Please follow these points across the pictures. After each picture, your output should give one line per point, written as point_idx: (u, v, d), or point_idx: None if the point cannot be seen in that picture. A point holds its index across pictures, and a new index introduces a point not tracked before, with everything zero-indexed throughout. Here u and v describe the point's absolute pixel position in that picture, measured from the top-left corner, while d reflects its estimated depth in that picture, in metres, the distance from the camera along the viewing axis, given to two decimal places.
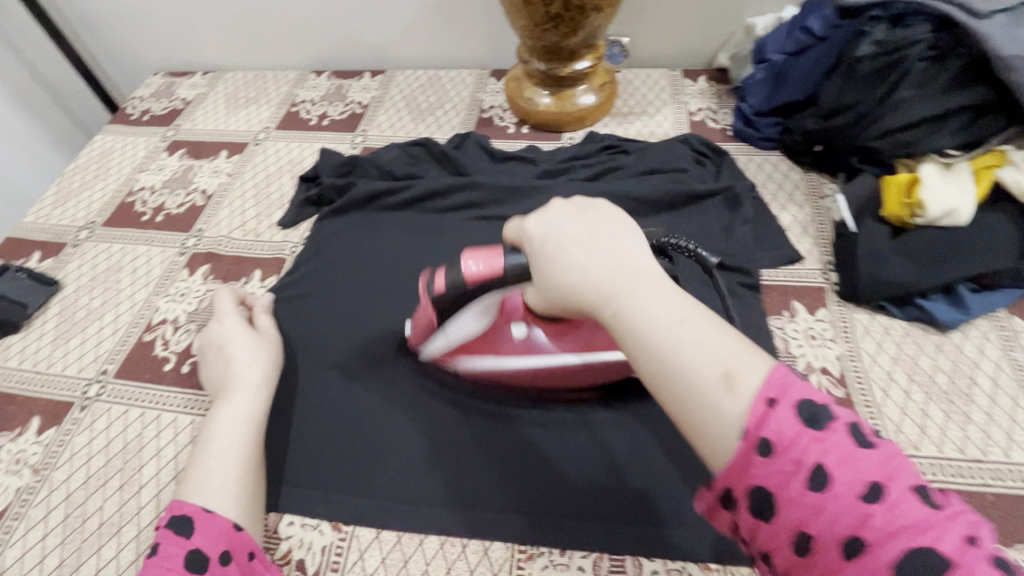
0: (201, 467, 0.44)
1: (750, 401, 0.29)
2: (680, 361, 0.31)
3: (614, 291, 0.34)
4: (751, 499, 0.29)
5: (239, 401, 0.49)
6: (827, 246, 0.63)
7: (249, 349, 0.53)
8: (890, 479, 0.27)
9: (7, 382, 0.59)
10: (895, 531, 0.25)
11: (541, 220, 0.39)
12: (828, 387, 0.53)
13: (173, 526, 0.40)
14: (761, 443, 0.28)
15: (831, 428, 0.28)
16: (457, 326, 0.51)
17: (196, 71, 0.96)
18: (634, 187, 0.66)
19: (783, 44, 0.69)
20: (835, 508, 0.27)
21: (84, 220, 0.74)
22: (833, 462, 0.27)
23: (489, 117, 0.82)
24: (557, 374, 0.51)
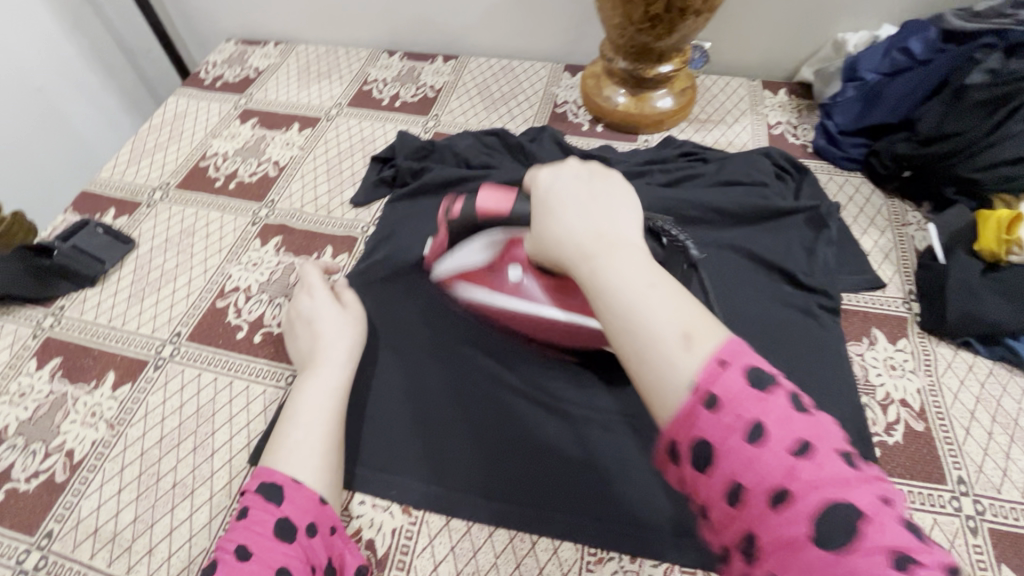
0: (290, 437, 0.46)
1: (705, 360, 0.29)
2: (640, 320, 0.31)
3: (597, 250, 0.35)
4: (690, 450, 0.29)
5: (326, 375, 0.51)
6: (909, 274, 0.61)
7: (336, 326, 0.54)
8: (821, 439, 0.27)
9: (83, 335, 0.60)
10: (818, 484, 0.26)
11: (551, 176, 0.41)
12: (908, 420, 0.51)
13: (262, 492, 0.43)
14: (706, 394, 0.28)
15: (774, 390, 0.29)
16: (466, 253, 0.56)
17: (268, 41, 0.96)
18: (713, 198, 0.65)
19: (879, 63, 0.67)
20: (767, 459, 0.27)
21: (159, 180, 0.75)
22: (771, 420, 0.28)
23: (563, 112, 0.81)
24: (540, 328, 0.53)
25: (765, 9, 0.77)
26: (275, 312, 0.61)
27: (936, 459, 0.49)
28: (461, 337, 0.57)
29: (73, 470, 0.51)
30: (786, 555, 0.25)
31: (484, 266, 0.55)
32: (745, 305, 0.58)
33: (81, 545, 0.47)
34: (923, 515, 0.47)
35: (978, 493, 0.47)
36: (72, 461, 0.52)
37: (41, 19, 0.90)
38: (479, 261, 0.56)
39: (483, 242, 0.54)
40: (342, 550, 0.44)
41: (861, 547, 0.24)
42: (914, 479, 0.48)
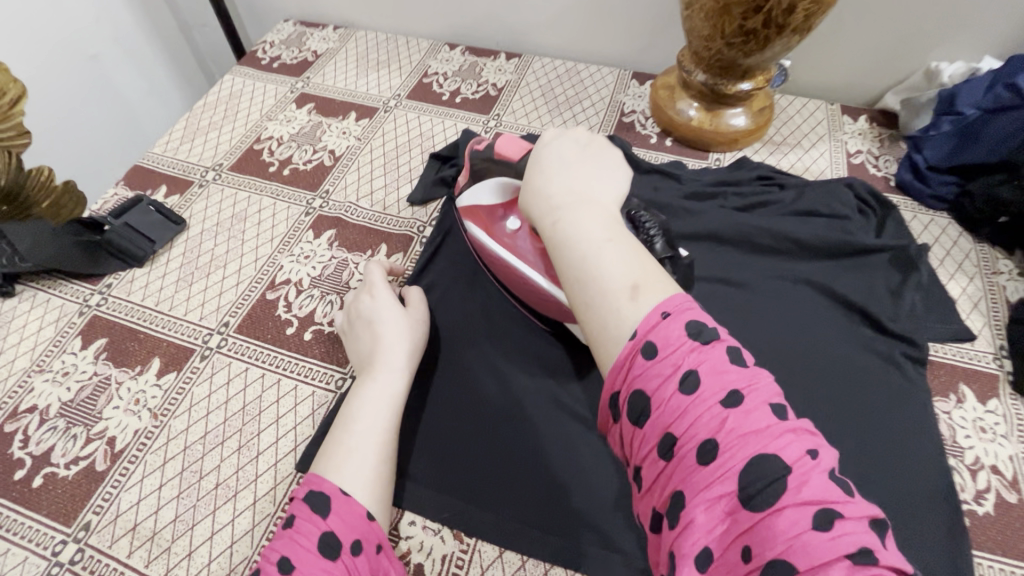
0: (344, 443, 0.44)
1: (648, 312, 0.32)
2: (589, 267, 0.35)
3: (563, 203, 0.39)
4: (633, 404, 0.31)
5: (384, 382, 0.48)
6: (1000, 328, 0.57)
7: (397, 330, 0.51)
8: (751, 393, 0.29)
9: (129, 318, 0.58)
10: (745, 434, 0.28)
11: (551, 139, 0.44)
12: (999, 490, 0.48)
13: (310, 503, 0.40)
14: (648, 346, 0.31)
15: (712, 345, 0.31)
16: (477, 190, 0.56)
17: (326, 24, 0.94)
18: (792, 227, 0.62)
19: (980, 99, 0.63)
20: (698, 411, 0.29)
21: (212, 160, 0.73)
22: (704, 371, 0.30)
23: (630, 122, 0.77)
24: (517, 284, 0.54)
25: (856, 30, 0.73)
26: (327, 309, 0.58)
27: None
28: (526, 352, 0.55)
29: (113, 460, 0.49)
30: (717, 509, 0.27)
31: (489, 208, 0.55)
32: (823, 348, 0.55)
33: (119, 541, 0.45)
34: None
35: None
36: (113, 450, 0.50)
37: None
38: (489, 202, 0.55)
39: (494, 185, 0.54)
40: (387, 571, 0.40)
41: (787, 500, 0.26)
42: (1005, 556, 0.45)
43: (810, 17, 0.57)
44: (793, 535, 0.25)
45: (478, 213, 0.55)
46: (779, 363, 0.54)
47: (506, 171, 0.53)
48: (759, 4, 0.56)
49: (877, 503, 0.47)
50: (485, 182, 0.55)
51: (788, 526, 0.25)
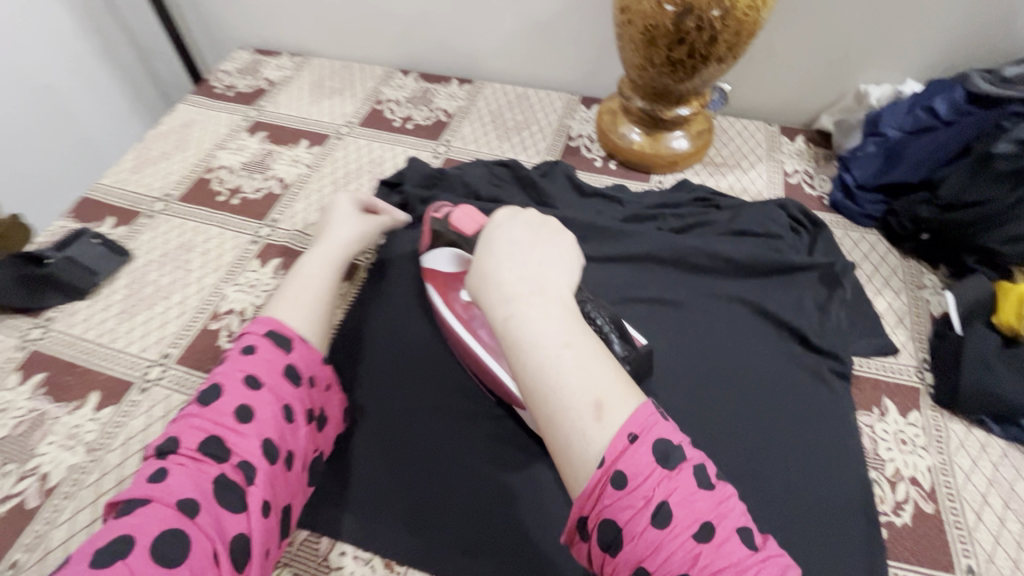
0: (290, 286, 0.53)
1: (615, 435, 0.31)
2: (551, 381, 0.32)
3: (516, 294, 0.35)
4: (604, 533, 0.31)
5: (327, 251, 0.57)
6: (923, 341, 0.59)
7: (345, 221, 0.61)
8: (719, 521, 0.31)
9: (69, 351, 0.58)
10: (718, 568, 0.29)
11: (500, 221, 0.40)
12: (917, 501, 0.50)
13: (271, 339, 0.48)
14: (618, 476, 0.31)
15: (681, 471, 0.32)
16: (434, 258, 0.56)
17: (283, 53, 0.96)
18: (725, 247, 0.64)
19: (902, 121, 0.66)
20: (671, 545, 0.30)
21: (160, 191, 0.73)
22: (675, 503, 0.31)
23: (576, 146, 0.79)
24: (464, 352, 0.55)
25: (788, 55, 0.75)
26: None
27: (946, 545, 0.47)
28: (462, 379, 0.56)
29: (46, 496, 0.49)
30: None
31: (447, 274, 0.56)
32: (753, 365, 0.57)
33: None
34: None
35: None
36: (45, 486, 0.50)
37: (56, 16, 0.90)
38: (446, 271, 0.55)
39: (450, 257, 0.54)
40: (331, 402, 0.51)
41: None
42: (921, 565, 0.47)
43: (733, 47, 0.59)
44: None
45: (438, 280, 0.57)
46: (711, 381, 0.56)
47: (458, 246, 0.51)
48: (682, 36, 0.58)
49: (799, 518, 0.48)
50: (441, 252, 0.54)
51: None
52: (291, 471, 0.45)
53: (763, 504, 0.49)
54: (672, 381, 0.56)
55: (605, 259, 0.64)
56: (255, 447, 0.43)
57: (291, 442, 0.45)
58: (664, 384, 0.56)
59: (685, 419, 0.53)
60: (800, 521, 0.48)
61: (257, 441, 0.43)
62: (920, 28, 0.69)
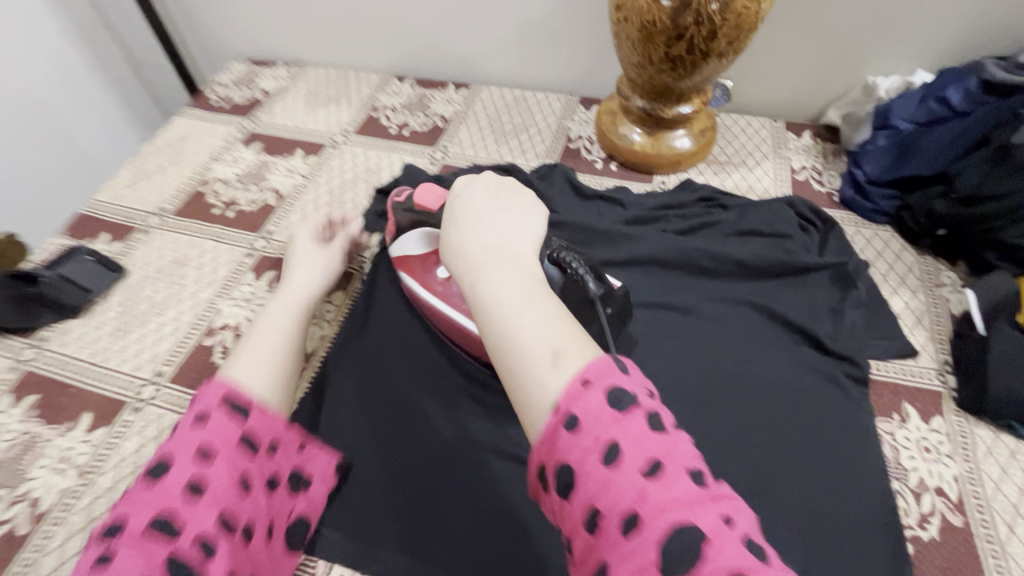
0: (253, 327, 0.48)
1: (569, 379, 0.28)
2: (511, 336, 0.30)
3: (480, 258, 0.33)
4: (553, 477, 0.28)
5: (292, 291, 0.55)
6: (944, 342, 0.57)
7: (308, 260, 0.59)
8: (670, 460, 0.27)
9: (61, 371, 0.57)
10: (664, 504, 0.25)
11: (460, 189, 0.38)
12: (943, 512, 0.47)
13: (230, 409, 0.37)
14: (567, 415, 0.27)
15: (634, 409, 0.28)
16: (404, 243, 0.58)
17: (279, 63, 0.95)
18: (732, 249, 0.61)
19: (913, 112, 0.63)
20: (620, 483, 0.26)
21: (155, 205, 0.72)
22: (626, 441, 0.27)
23: (576, 148, 0.77)
24: (457, 333, 0.54)
25: (793, 48, 0.73)
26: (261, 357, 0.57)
27: (976, 560, 0.45)
28: (460, 392, 0.54)
29: (36, 522, 0.48)
30: None
31: (418, 257, 0.57)
32: (765, 371, 0.54)
33: None
34: None
35: None
36: (36, 512, 0.48)
37: (50, 34, 0.91)
38: (418, 254, 0.57)
39: (419, 236, 0.56)
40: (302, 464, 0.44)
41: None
42: None
43: (734, 41, 0.57)
44: None
45: (411, 265, 0.57)
46: (719, 389, 0.54)
47: (429, 222, 0.54)
48: (681, 32, 0.56)
49: (816, 534, 0.46)
50: (410, 235, 0.57)
51: None
52: (249, 550, 0.36)
53: (780, 519, 0.46)
54: (680, 391, 0.54)
55: (607, 264, 0.62)
56: (210, 522, 0.34)
57: (247, 511, 0.37)
58: (672, 393, 0.53)
59: (694, 430, 0.51)
60: (819, 536, 0.45)
61: (213, 516, 0.34)
62: (928, 16, 0.66)
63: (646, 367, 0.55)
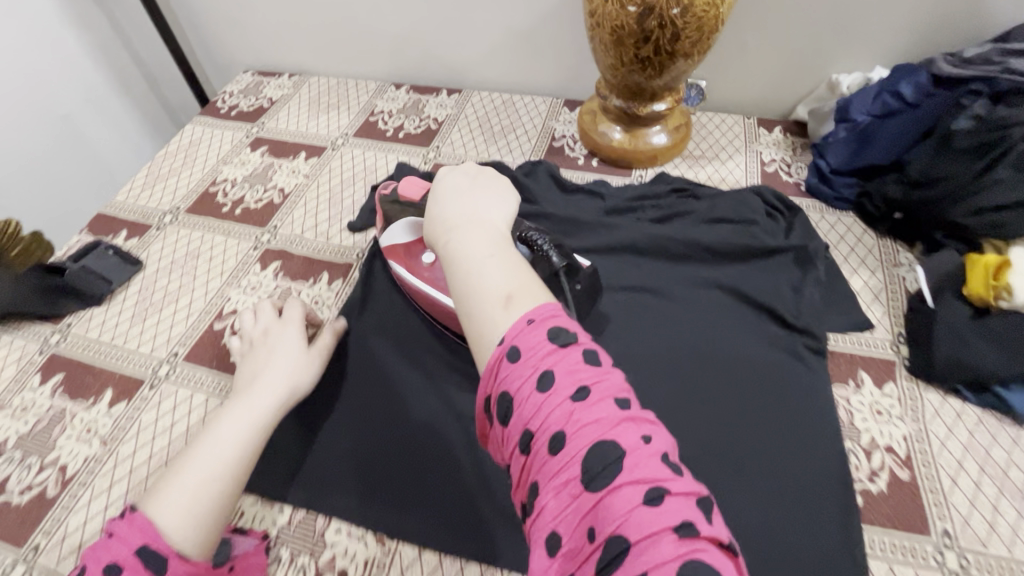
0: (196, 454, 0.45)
1: (515, 320, 0.34)
2: (472, 281, 0.37)
3: (454, 224, 0.41)
4: (499, 405, 0.32)
5: (250, 408, 0.49)
6: (899, 316, 0.61)
7: (284, 362, 0.54)
8: (598, 388, 0.31)
9: (85, 353, 0.63)
10: (589, 423, 0.30)
11: (444, 174, 0.46)
12: (891, 468, 0.51)
13: (141, 558, 0.38)
14: (512, 350, 0.32)
15: (570, 346, 0.33)
16: (392, 232, 0.63)
17: (283, 73, 1.01)
18: (702, 234, 0.66)
19: (871, 106, 0.67)
20: (551, 406, 0.30)
21: (169, 205, 0.78)
22: (559, 371, 0.31)
23: (560, 146, 0.83)
24: (438, 312, 0.59)
25: (760, 49, 0.78)
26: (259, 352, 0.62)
27: (920, 509, 0.48)
28: (450, 367, 0.59)
29: (64, 485, 0.53)
30: (565, 493, 0.29)
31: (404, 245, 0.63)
32: (730, 344, 0.59)
33: (65, 560, 0.49)
34: (905, 567, 0.46)
35: (963, 546, 0.46)
36: (64, 476, 0.53)
37: (72, 50, 0.98)
38: (404, 242, 0.63)
39: (407, 224, 0.62)
40: None
41: (623, 480, 0.28)
42: (895, 528, 0.48)
43: (697, 42, 0.63)
44: (627, 510, 0.27)
45: (398, 252, 0.62)
46: (687, 361, 0.58)
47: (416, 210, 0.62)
48: (647, 35, 0.62)
49: (773, 487, 0.50)
50: (398, 225, 0.63)
51: (623, 502, 0.27)
52: None
53: (740, 475, 0.50)
54: (651, 363, 0.58)
55: (586, 250, 0.67)
56: None
57: None
58: (643, 365, 0.58)
59: (663, 397, 0.56)
60: (775, 490, 0.49)
61: None
62: (884, 17, 0.71)
63: (620, 344, 0.60)
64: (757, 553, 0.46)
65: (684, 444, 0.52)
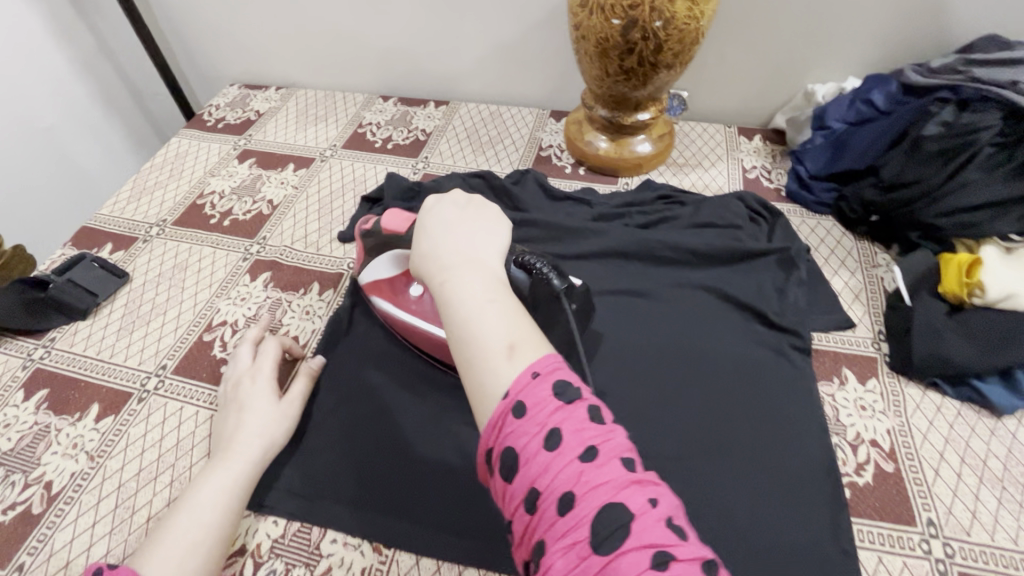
0: (178, 523, 0.45)
1: (519, 371, 0.34)
2: (472, 328, 0.36)
3: (450, 264, 0.40)
4: (502, 462, 0.32)
5: (231, 472, 0.49)
6: (878, 315, 0.63)
7: (263, 419, 0.53)
8: (606, 446, 0.31)
9: (70, 367, 0.62)
10: (597, 484, 0.29)
11: (432, 205, 0.46)
12: (877, 461, 0.52)
13: None
14: (517, 404, 0.32)
15: (576, 403, 0.32)
16: (374, 267, 0.61)
17: (270, 86, 1.02)
18: (687, 239, 0.68)
19: (845, 113, 0.71)
20: (558, 465, 0.30)
21: (156, 217, 0.77)
22: (567, 429, 0.31)
23: (547, 156, 0.84)
24: (427, 343, 0.58)
25: (737, 60, 0.81)
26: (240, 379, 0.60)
27: (906, 500, 0.50)
28: (443, 373, 0.59)
29: (49, 502, 0.52)
30: (572, 556, 0.28)
31: (389, 279, 0.61)
32: (718, 345, 0.60)
33: None
34: (894, 558, 0.47)
35: (948, 536, 0.48)
36: (49, 493, 0.52)
37: (55, 64, 0.97)
38: (388, 275, 0.61)
39: (389, 259, 0.59)
40: None
41: (631, 545, 0.27)
42: (883, 520, 0.49)
43: (679, 53, 0.65)
44: None
45: (383, 287, 0.61)
46: (677, 362, 0.59)
47: (394, 246, 0.58)
48: (630, 47, 0.64)
49: (765, 483, 0.50)
50: (380, 259, 0.60)
51: (632, 569, 0.27)
52: None
53: (731, 473, 0.51)
54: (642, 366, 0.59)
55: (576, 256, 0.68)
56: None
57: None
58: (635, 367, 0.59)
59: (656, 398, 0.57)
60: (767, 486, 0.50)
61: None
62: (853, 31, 0.75)
63: (611, 347, 0.61)
64: (751, 549, 0.47)
65: (676, 444, 0.53)
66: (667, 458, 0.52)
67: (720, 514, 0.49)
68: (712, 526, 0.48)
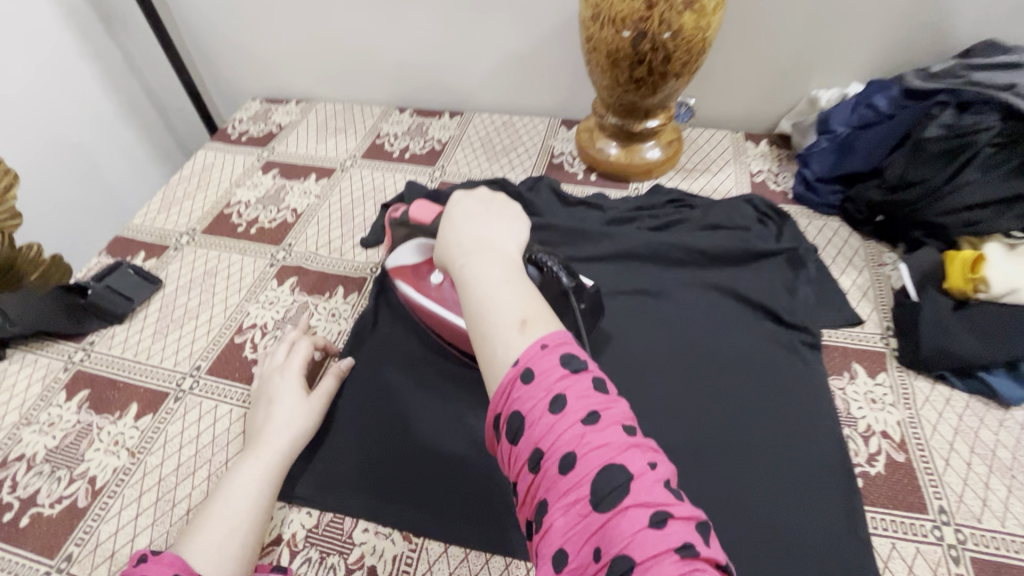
0: (218, 510, 0.48)
1: (529, 344, 0.36)
2: (486, 305, 0.38)
3: (469, 249, 0.43)
4: (510, 423, 0.34)
5: (262, 463, 0.52)
6: (886, 311, 0.65)
7: (290, 412, 0.56)
8: (608, 413, 0.33)
9: (109, 369, 0.65)
10: (598, 446, 0.32)
11: (457, 199, 0.48)
12: (889, 451, 0.54)
13: None
14: (526, 371, 0.34)
15: (581, 372, 0.35)
16: (401, 254, 0.64)
17: (289, 100, 1.05)
18: (698, 240, 0.70)
19: (849, 119, 0.73)
20: (562, 428, 0.32)
21: (186, 226, 0.81)
22: (572, 396, 0.33)
23: (559, 162, 0.87)
24: (447, 329, 0.60)
25: (742, 67, 0.83)
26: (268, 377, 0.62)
27: (917, 489, 0.51)
28: (466, 371, 0.62)
29: (94, 496, 0.54)
30: (574, 513, 0.31)
31: (412, 266, 0.63)
32: (731, 342, 0.62)
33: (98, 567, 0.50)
34: (906, 544, 0.49)
35: (960, 522, 0.49)
36: (94, 487, 0.55)
37: (86, 84, 1.02)
38: (412, 262, 0.63)
39: (414, 246, 0.62)
40: None
41: (629, 503, 0.30)
42: (895, 508, 0.51)
43: (688, 62, 0.68)
44: (632, 532, 0.29)
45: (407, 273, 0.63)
46: (691, 358, 0.61)
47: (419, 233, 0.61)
48: (641, 57, 0.67)
49: (780, 473, 0.52)
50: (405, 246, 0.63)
51: (630, 525, 0.29)
52: None
53: (746, 463, 0.53)
54: (657, 362, 0.61)
55: (591, 258, 0.71)
56: None
57: None
58: (651, 364, 0.61)
59: (671, 393, 0.59)
60: (782, 476, 0.52)
61: None
62: (855, 38, 0.77)
63: (627, 344, 0.63)
64: (767, 536, 0.49)
65: (692, 436, 0.55)
66: (684, 450, 0.54)
67: (737, 503, 0.51)
68: (729, 514, 0.50)
